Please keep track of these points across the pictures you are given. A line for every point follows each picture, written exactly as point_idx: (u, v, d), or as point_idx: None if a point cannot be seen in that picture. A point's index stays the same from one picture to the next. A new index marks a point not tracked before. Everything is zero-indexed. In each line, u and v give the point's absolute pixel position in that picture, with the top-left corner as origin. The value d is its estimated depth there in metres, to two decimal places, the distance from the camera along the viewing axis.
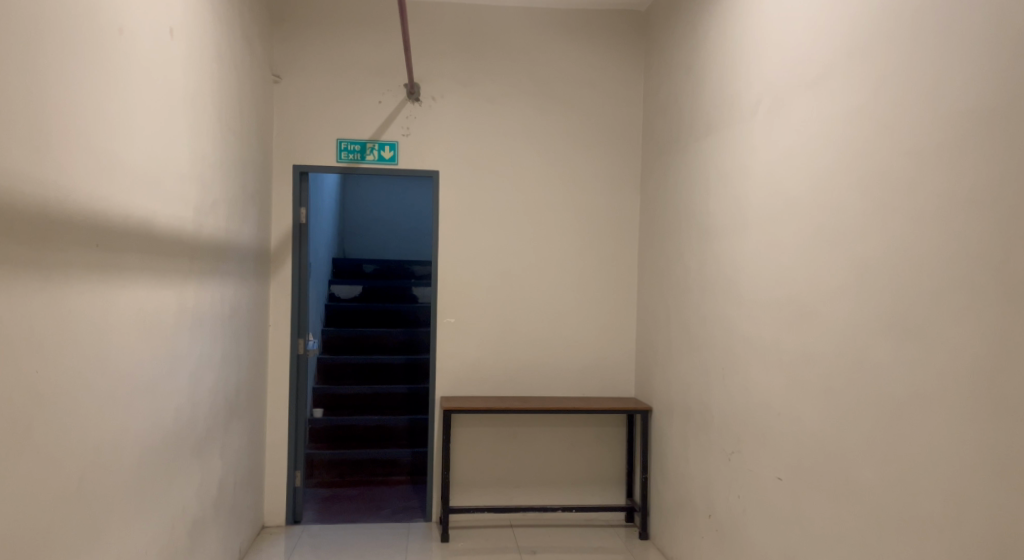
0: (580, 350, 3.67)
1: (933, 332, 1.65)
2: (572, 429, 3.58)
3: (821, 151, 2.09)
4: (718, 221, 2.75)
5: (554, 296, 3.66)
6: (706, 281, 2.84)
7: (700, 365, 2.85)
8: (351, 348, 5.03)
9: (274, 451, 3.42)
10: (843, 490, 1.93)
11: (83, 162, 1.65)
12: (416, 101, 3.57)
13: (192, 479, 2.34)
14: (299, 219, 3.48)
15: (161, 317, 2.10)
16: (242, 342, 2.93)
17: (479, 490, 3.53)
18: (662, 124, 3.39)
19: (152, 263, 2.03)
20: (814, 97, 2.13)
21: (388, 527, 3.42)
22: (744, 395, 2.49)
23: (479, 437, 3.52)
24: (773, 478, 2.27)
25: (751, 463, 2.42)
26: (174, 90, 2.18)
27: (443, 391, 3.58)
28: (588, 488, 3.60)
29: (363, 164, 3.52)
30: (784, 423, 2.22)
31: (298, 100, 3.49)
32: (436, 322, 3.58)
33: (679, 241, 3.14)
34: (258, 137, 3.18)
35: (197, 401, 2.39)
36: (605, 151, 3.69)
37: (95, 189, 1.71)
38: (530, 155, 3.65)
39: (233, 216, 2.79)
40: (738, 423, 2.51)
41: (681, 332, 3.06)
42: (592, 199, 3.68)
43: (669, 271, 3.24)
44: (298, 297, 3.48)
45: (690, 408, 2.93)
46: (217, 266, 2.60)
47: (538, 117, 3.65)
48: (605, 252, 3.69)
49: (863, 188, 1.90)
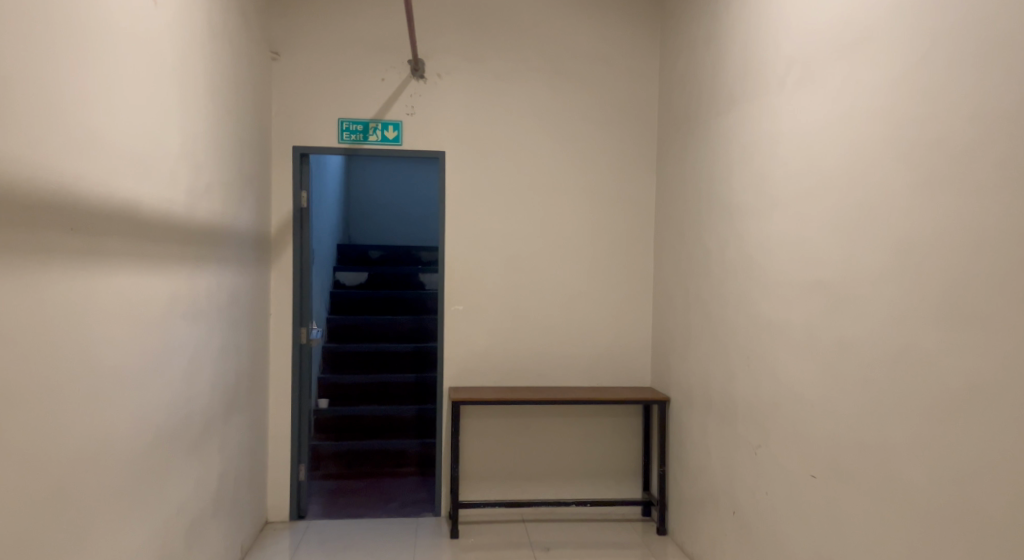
0: (593, 338, 3.52)
1: (995, 319, 1.49)
2: (586, 420, 3.44)
3: (859, 122, 1.92)
4: (741, 200, 2.58)
5: (566, 282, 3.51)
6: (728, 265, 2.67)
7: (722, 353, 2.70)
8: (357, 337, 4.90)
9: (277, 443, 3.30)
10: (888, 491, 1.77)
11: (56, 137, 1.51)
12: (421, 78, 3.40)
13: (190, 476, 2.22)
14: (300, 203, 3.34)
15: (151, 307, 1.96)
16: (242, 331, 2.80)
17: (490, 484, 3.40)
18: (680, 99, 3.21)
19: (139, 249, 1.89)
20: (854, 61, 1.95)
21: (396, 522, 3.31)
22: (770, 387, 2.33)
23: (489, 429, 3.39)
24: (805, 475, 2.11)
25: (778, 459, 2.26)
26: (161, 63, 2.03)
27: (452, 381, 3.44)
28: (603, 481, 3.46)
29: (365, 145, 3.36)
30: (816, 418, 2.07)
31: (296, 79, 3.32)
32: (443, 310, 3.43)
33: (699, 222, 2.97)
34: (256, 118, 3.03)
35: (194, 394, 2.26)
36: (620, 130, 3.52)
37: (73, 168, 1.57)
38: (540, 135, 3.48)
39: (231, 201, 2.65)
40: (764, 416, 2.36)
41: (701, 319, 2.90)
42: (604, 180, 3.52)
43: (688, 254, 3.07)
44: (299, 284, 3.34)
45: (712, 398, 2.77)
46: (214, 252, 2.46)
47: (549, 94, 3.48)
48: (619, 235, 3.53)
49: (912, 160, 1.72)
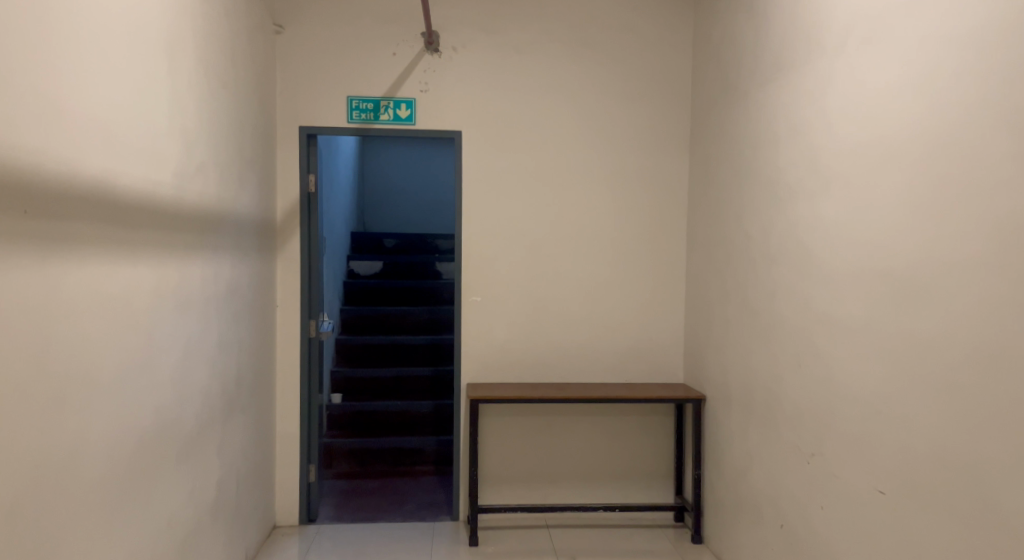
0: (621, 331, 3.28)
1: None
2: (614, 419, 3.21)
3: (937, 85, 1.65)
4: (787, 179, 2.31)
5: (592, 271, 3.26)
6: (772, 251, 2.41)
7: (765, 348, 2.44)
8: (372, 329, 4.71)
9: (285, 442, 3.12)
10: (975, 514, 1.52)
11: None
12: (435, 52, 3.16)
13: (181, 485, 2.03)
14: (308, 187, 3.14)
15: (130, 301, 1.76)
16: (243, 325, 2.60)
17: (511, 486, 3.19)
18: (717, 70, 2.94)
19: (114, 235, 1.68)
20: (932, 14, 1.68)
21: (411, 526, 3.11)
22: (823, 388, 2.07)
23: (510, 428, 3.17)
24: (868, 490, 1.86)
25: (835, 470, 2.00)
26: (141, 28, 1.82)
27: (470, 377, 3.23)
28: (632, 484, 3.23)
29: (376, 125, 3.14)
30: (882, 425, 1.80)
31: (302, 55, 3.10)
32: (459, 301, 3.21)
33: (737, 205, 2.71)
34: (258, 95, 2.82)
35: (187, 395, 2.07)
36: (650, 106, 3.25)
37: (16, 140, 1.35)
38: (564, 113, 3.22)
39: (229, 184, 2.44)
40: (816, 420, 2.10)
41: (741, 310, 2.65)
42: (633, 160, 3.26)
43: (726, 240, 2.81)
44: (307, 274, 3.14)
45: (754, 399, 2.52)
46: (209, 241, 2.26)
47: (573, 67, 3.22)
48: (649, 220, 3.27)
49: (1013, 125, 1.45)
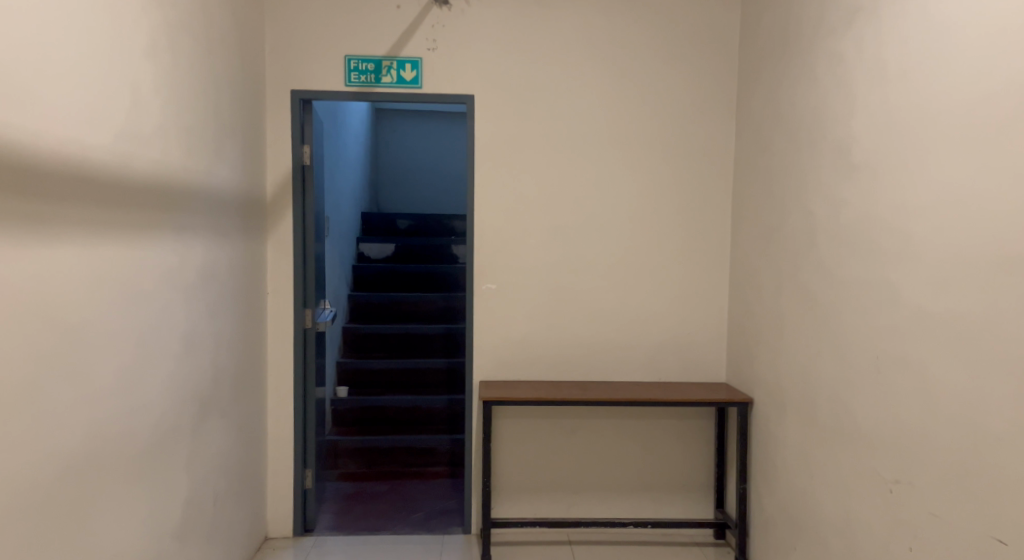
0: (655, 323, 2.90)
1: None
2: (647, 422, 2.84)
3: None
4: (863, 142, 1.89)
5: (622, 255, 2.87)
6: (841, 233, 2.00)
7: (830, 348, 2.04)
8: (383, 316, 4.39)
9: (278, 444, 2.81)
10: None
11: None
12: (444, 4, 2.78)
13: (138, 508, 1.72)
14: (302, 159, 2.80)
15: (55, 290, 1.43)
16: (223, 315, 2.28)
17: (529, 497, 2.84)
18: (772, 18, 2.50)
19: (30, 208, 1.35)
20: None
21: (419, 539, 2.80)
22: (911, 402, 1.68)
23: (530, 432, 2.82)
24: (978, 534, 1.47)
25: (933, 505, 1.60)
26: None
27: (483, 375, 2.88)
28: (666, 496, 2.87)
29: (377, 88, 2.77)
30: (1006, 458, 1.40)
31: (294, 8, 2.74)
32: (472, 288, 2.85)
33: (796, 177, 2.29)
34: (241, 52, 2.47)
35: (143, 402, 1.75)
36: (690, 64, 2.82)
37: None
38: (592, 73, 2.82)
39: (201, 154, 2.11)
40: (902, 440, 1.71)
41: (800, 302, 2.24)
42: (669, 129, 2.85)
43: (782, 219, 2.40)
44: (301, 257, 2.80)
45: (815, 407, 2.13)
46: (173, 219, 1.92)
47: (602, 20, 2.80)
48: (687, 197, 2.87)
49: None
